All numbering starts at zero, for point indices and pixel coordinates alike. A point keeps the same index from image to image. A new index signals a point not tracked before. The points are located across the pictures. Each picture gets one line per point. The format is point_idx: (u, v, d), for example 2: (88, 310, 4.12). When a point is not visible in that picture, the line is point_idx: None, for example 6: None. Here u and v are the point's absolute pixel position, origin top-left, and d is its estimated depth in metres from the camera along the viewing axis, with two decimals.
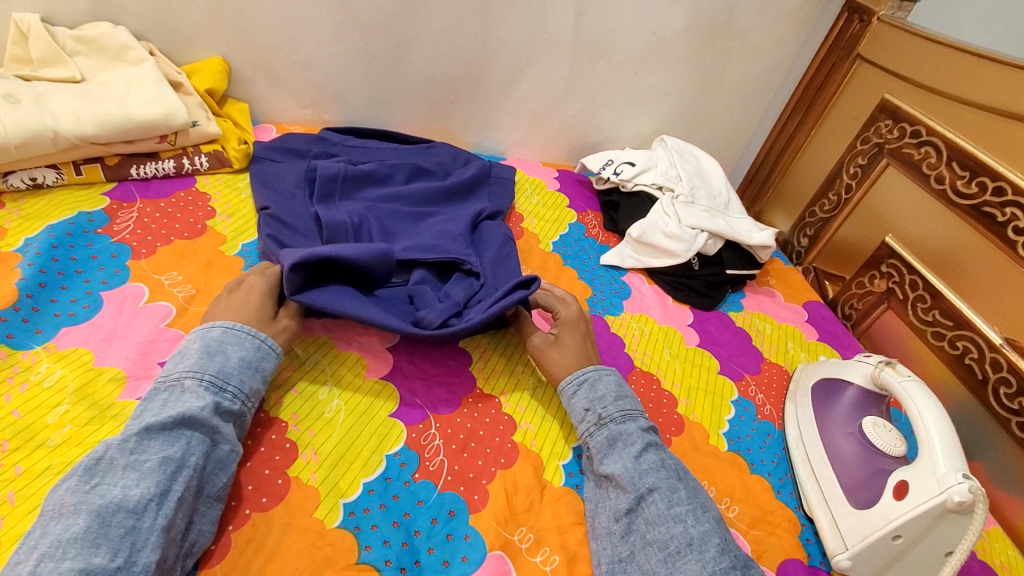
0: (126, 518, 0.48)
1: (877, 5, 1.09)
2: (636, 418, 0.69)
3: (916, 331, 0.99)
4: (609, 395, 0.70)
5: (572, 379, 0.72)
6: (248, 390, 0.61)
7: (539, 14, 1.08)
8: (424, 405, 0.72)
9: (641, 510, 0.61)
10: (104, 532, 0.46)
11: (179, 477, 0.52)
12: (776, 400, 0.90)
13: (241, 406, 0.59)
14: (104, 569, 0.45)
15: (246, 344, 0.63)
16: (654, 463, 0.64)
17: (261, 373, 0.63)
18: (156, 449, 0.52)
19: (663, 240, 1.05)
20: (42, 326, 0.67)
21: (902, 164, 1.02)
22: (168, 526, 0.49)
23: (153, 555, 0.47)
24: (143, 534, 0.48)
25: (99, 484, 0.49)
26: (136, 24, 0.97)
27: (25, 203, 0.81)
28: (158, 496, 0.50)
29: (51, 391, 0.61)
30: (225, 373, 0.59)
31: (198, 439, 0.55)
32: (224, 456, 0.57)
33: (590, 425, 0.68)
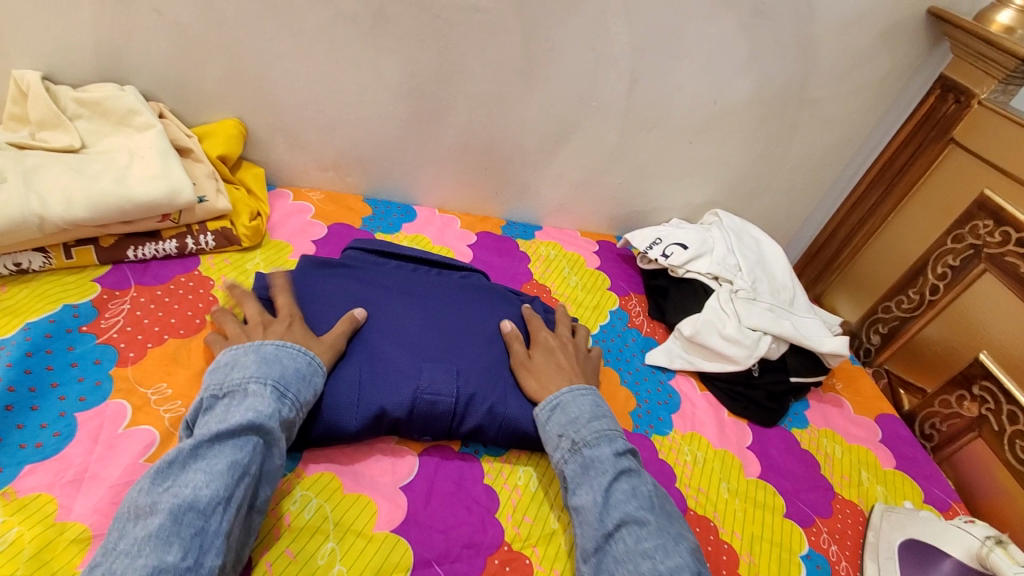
0: (196, 519, 0.49)
1: (978, 86, 0.95)
2: (610, 440, 0.65)
3: (1012, 472, 0.84)
4: (582, 417, 0.67)
5: (544, 404, 0.70)
6: (305, 396, 0.61)
7: (588, 82, 0.97)
8: (443, 572, 0.61)
9: (609, 547, 0.58)
10: (177, 531, 0.48)
11: (243, 484, 0.53)
12: (853, 555, 0.76)
13: (298, 413, 0.60)
14: (175, 569, 0.46)
15: (300, 357, 0.63)
16: (625, 494, 0.61)
17: (315, 386, 0.63)
18: (224, 452, 0.53)
19: (720, 342, 0.92)
20: (2, 464, 0.57)
21: (1005, 275, 0.88)
22: (231, 531, 0.50)
23: (217, 559, 0.49)
24: (210, 537, 0.49)
25: (172, 486, 0.51)
26: (147, 82, 0.88)
27: (6, 291, 0.72)
28: (224, 501, 0.51)
29: (1, 559, 0.51)
30: (285, 380, 0.60)
31: (259, 446, 0.55)
32: (277, 465, 0.57)
33: (565, 451, 0.65)
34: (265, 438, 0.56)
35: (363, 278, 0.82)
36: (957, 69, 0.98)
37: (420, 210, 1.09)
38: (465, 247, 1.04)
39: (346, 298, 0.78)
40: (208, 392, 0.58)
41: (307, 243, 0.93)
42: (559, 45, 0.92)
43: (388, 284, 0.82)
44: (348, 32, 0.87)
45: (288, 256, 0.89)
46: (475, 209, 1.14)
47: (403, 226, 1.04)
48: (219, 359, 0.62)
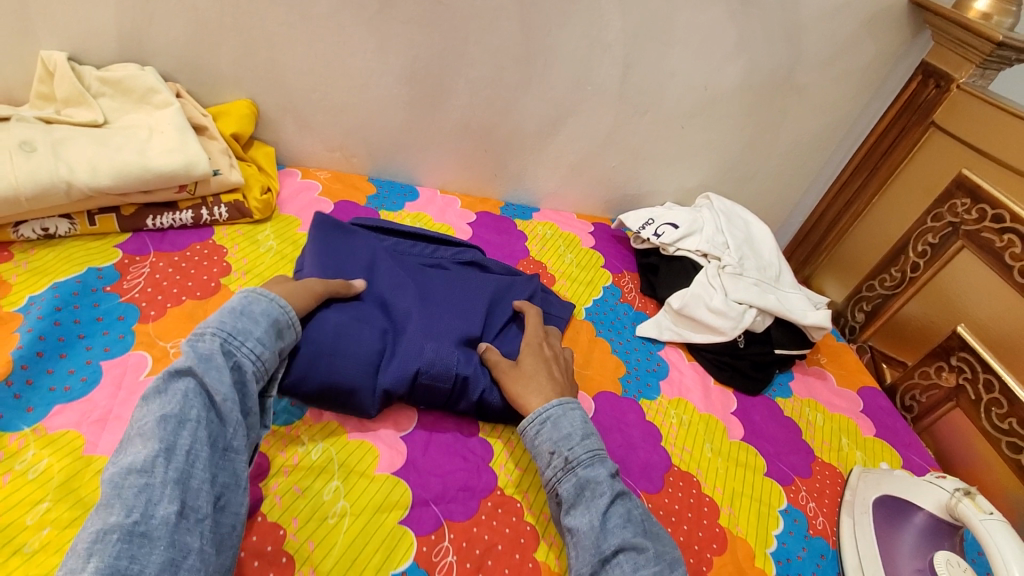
0: (136, 478, 0.48)
1: (957, 71, 0.99)
2: (603, 460, 0.65)
3: (988, 438, 0.88)
4: (575, 434, 0.67)
5: (535, 416, 0.68)
6: (235, 331, 0.59)
7: (584, 67, 1.01)
8: (439, 510, 0.65)
9: (606, 572, 0.58)
10: (120, 494, 0.47)
11: (182, 431, 0.51)
12: (830, 512, 0.80)
13: (232, 346, 0.58)
14: (122, 526, 0.45)
15: (232, 299, 0.63)
16: (621, 518, 0.61)
17: (251, 315, 0.61)
18: (153, 410, 0.52)
19: (707, 314, 0.96)
20: (34, 403, 0.62)
21: (981, 249, 0.92)
22: (181, 476, 0.49)
23: (170, 506, 0.47)
24: (156, 488, 0.48)
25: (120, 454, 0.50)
26: (165, 65, 0.93)
27: (34, 254, 0.77)
28: (163, 452, 0.50)
29: (34, 484, 0.56)
30: (205, 324, 0.59)
31: (191, 390, 0.54)
32: (229, 404, 0.55)
33: (557, 469, 0.65)
34: (197, 382, 0.55)
35: (376, 252, 0.84)
36: (938, 55, 1.02)
37: (422, 191, 1.14)
38: (465, 225, 1.09)
39: (361, 269, 0.81)
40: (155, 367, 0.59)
41: (315, 218, 0.98)
42: (555, 31, 0.96)
43: (398, 262, 0.86)
44: (355, 17, 0.92)
45: (297, 229, 0.94)
46: (476, 190, 1.19)
47: (406, 205, 1.08)
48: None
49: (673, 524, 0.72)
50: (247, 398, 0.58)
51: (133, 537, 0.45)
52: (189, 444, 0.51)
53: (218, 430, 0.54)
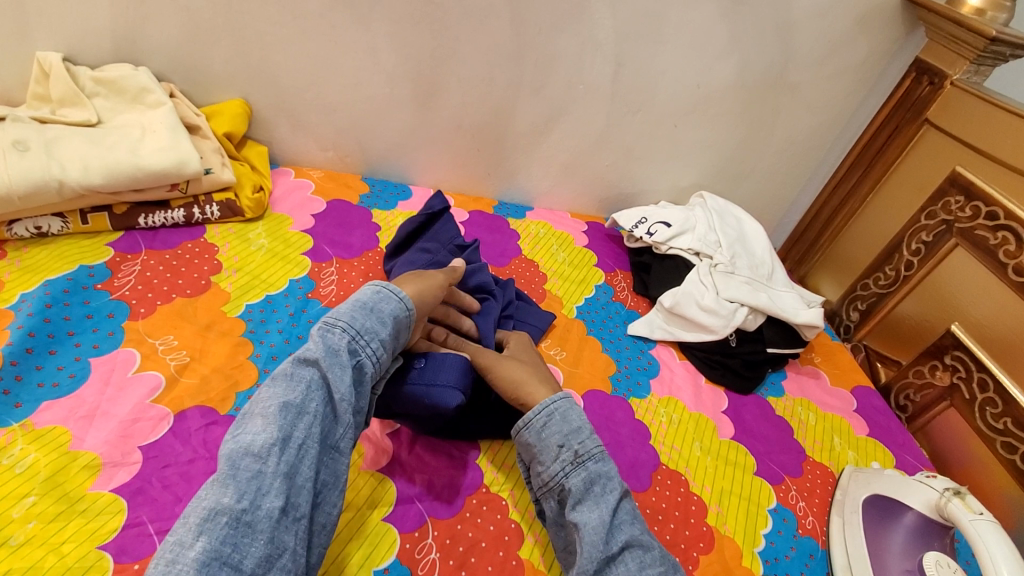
0: (253, 462, 0.51)
1: (951, 67, 0.99)
2: (609, 457, 0.66)
3: (983, 438, 0.87)
4: (584, 429, 0.66)
5: (543, 407, 0.67)
6: (364, 330, 0.61)
7: (576, 66, 1.01)
8: (424, 507, 0.65)
9: (612, 568, 0.58)
10: (236, 475, 0.50)
11: (299, 423, 0.54)
12: (820, 511, 0.80)
13: (354, 346, 0.61)
14: (231, 510, 0.48)
15: (366, 291, 0.65)
16: (629, 515, 0.62)
17: (377, 314, 0.63)
18: (278, 393, 0.55)
19: (698, 313, 0.96)
20: (23, 399, 0.63)
21: (975, 247, 0.92)
22: (290, 472, 0.52)
23: (275, 501, 0.50)
24: (267, 479, 0.51)
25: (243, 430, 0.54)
26: (159, 65, 0.94)
27: (27, 252, 0.78)
28: (280, 441, 0.52)
29: (20, 479, 0.56)
30: (337, 316, 0.62)
31: (316, 383, 0.57)
32: (343, 405, 0.58)
33: (566, 463, 0.64)
34: (320, 375, 0.58)
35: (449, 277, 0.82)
36: (932, 52, 1.02)
37: (415, 190, 1.14)
38: (458, 224, 1.09)
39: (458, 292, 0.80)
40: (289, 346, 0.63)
41: (307, 217, 0.98)
42: (546, 29, 0.96)
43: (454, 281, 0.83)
44: (346, 16, 0.92)
45: (288, 228, 0.95)
46: (470, 189, 1.19)
47: (399, 203, 1.09)
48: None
49: (659, 522, 0.72)
50: (359, 399, 0.61)
51: (240, 524, 0.48)
52: (303, 438, 0.54)
53: (329, 427, 0.57)
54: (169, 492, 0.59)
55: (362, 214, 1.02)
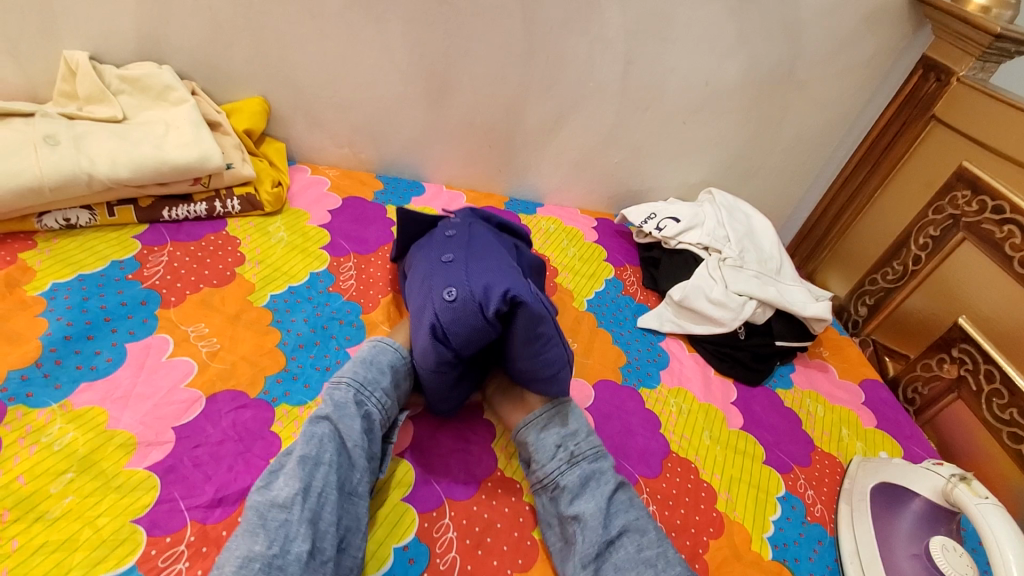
0: (278, 513, 0.54)
1: (958, 64, 1.00)
2: (604, 456, 0.70)
3: (990, 430, 0.88)
4: (579, 432, 0.71)
5: (538, 412, 0.71)
6: (367, 382, 0.67)
7: (586, 63, 1.03)
8: (441, 489, 0.67)
9: (609, 554, 0.61)
10: (264, 526, 0.53)
11: (317, 472, 0.58)
12: (828, 499, 0.81)
13: (361, 396, 0.66)
14: (263, 556, 0.51)
15: (366, 348, 0.72)
16: (625, 504, 0.65)
17: (379, 366, 0.70)
18: (296, 450, 0.60)
19: (707, 306, 0.98)
20: (61, 381, 0.65)
21: (981, 241, 0.93)
22: (313, 518, 0.55)
23: (303, 545, 0.53)
24: (293, 526, 0.54)
25: (269, 485, 0.58)
26: (182, 63, 0.97)
27: (58, 243, 0.81)
28: (301, 492, 0.56)
29: (59, 456, 0.59)
30: (344, 373, 0.68)
31: (329, 434, 0.61)
32: (357, 450, 0.62)
33: (562, 462, 0.67)
34: (333, 428, 0.62)
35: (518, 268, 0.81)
36: (938, 49, 1.03)
37: (428, 186, 1.16)
38: None
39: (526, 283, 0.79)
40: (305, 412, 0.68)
41: (323, 212, 1.01)
42: (557, 29, 0.98)
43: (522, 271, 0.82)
44: (362, 16, 0.95)
45: (306, 222, 0.97)
46: (482, 186, 1.21)
47: (412, 199, 1.11)
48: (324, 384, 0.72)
49: (670, 507, 0.74)
50: (372, 445, 0.65)
51: (272, 568, 0.51)
52: (323, 484, 0.58)
53: (346, 474, 0.60)
54: (199, 471, 0.61)
55: (377, 210, 1.05)
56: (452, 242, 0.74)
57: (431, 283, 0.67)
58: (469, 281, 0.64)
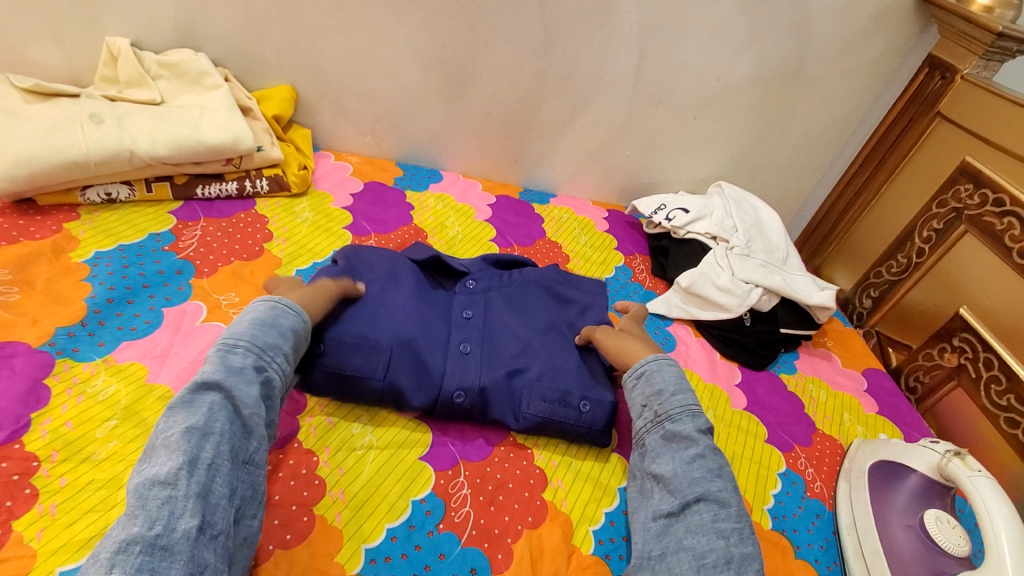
0: (160, 489, 0.49)
1: (962, 62, 1.03)
2: (695, 417, 0.69)
3: (988, 416, 0.90)
4: (666, 390, 0.71)
5: (632, 372, 0.74)
6: (267, 347, 0.61)
7: (601, 58, 1.07)
8: (456, 450, 0.71)
9: (683, 516, 0.62)
10: (143, 504, 0.48)
11: (206, 444, 0.52)
12: (828, 477, 0.84)
13: (258, 361, 0.60)
14: (144, 538, 0.46)
15: (261, 307, 0.64)
16: (707, 472, 0.64)
17: (276, 329, 0.63)
18: (178, 423, 0.53)
19: (714, 292, 1.01)
20: (105, 339, 0.70)
21: (983, 233, 0.95)
22: (203, 491, 0.50)
23: (191, 521, 0.48)
24: (180, 501, 0.49)
25: (149, 461, 0.52)
26: (216, 51, 1.02)
27: (99, 215, 0.86)
28: (187, 464, 0.51)
29: (103, 405, 0.63)
30: (234, 335, 0.61)
31: (218, 403, 0.55)
32: (252, 417, 0.57)
33: (647, 421, 0.71)
34: (224, 395, 0.56)
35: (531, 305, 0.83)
36: (943, 48, 1.06)
37: (446, 175, 1.21)
38: (486, 206, 1.15)
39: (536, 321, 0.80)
40: None
41: (346, 195, 1.05)
42: (574, 24, 1.02)
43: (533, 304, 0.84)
44: (388, 8, 0.99)
45: (330, 204, 1.02)
46: (497, 175, 1.25)
47: (430, 186, 1.15)
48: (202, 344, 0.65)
49: None
50: (269, 411, 0.60)
51: (156, 549, 0.46)
52: (214, 456, 0.52)
53: (241, 444, 0.55)
54: None
55: (397, 195, 1.09)
56: (470, 323, 0.77)
57: (437, 364, 0.71)
58: (480, 385, 0.71)
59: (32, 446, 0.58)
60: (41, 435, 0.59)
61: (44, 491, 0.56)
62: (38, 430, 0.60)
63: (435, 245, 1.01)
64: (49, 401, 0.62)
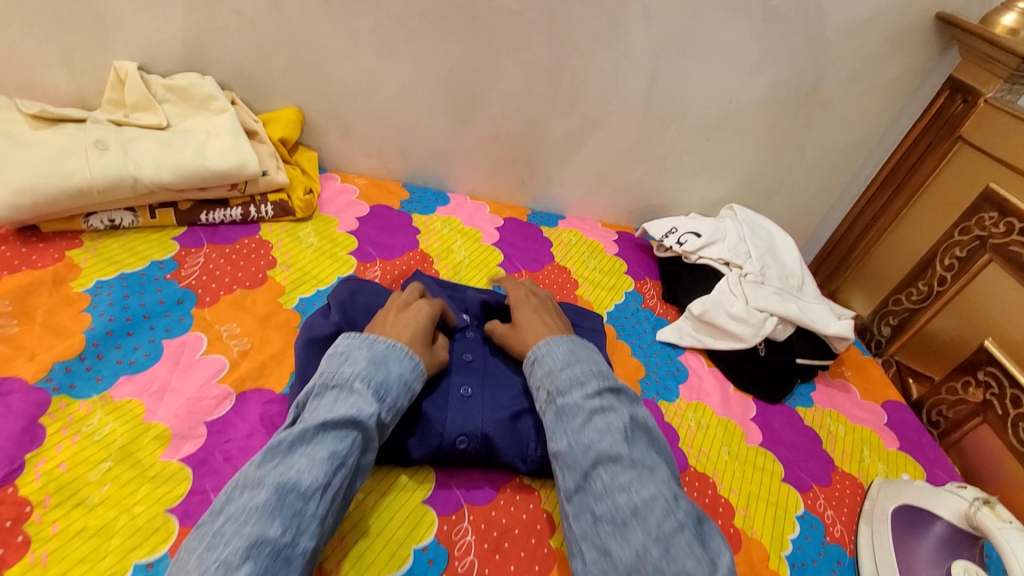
0: (297, 500, 0.51)
1: (985, 85, 1.00)
2: (582, 384, 0.65)
3: (1017, 456, 0.86)
4: (555, 367, 0.68)
5: (526, 360, 0.71)
6: (402, 402, 0.62)
7: (611, 80, 1.05)
8: (460, 493, 0.68)
9: (590, 485, 0.59)
10: (281, 508, 0.50)
11: (339, 475, 0.54)
12: (849, 520, 0.80)
13: (394, 416, 0.61)
14: (275, 544, 0.48)
15: (406, 363, 0.64)
16: (600, 431, 0.61)
17: (412, 392, 0.63)
18: (326, 441, 0.55)
19: (727, 321, 0.98)
20: (103, 373, 0.68)
21: (1008, 263, 0.92)
22: (324, 519, 0.52)
23: (309, 543, 0.51)
24: (307, 520, 0.51)
25: (284, 459, 0.53)
26: (223, 74, 1.02)
27: (102, 242, 0.85)
28: (322, 488, 0.52)
29: (99, 445, 0.61)
30: (386, 384, 0.61)
31: (358, 440, 0.57)
32: (372, 458, 0.59)
33: (542, 402, 0.66)
34: (364, 434, 0.57)
35: None
36: (965, 70, 1.03)
37: (453, 196, 1.19)
38: (494, 229, 1.13)
39: None
40: (320, 378, 0.60)
41: (352, 219, 1.04)
42: (583, 45, 1.01)
43: None
44: (395, 30, 0.98)
45: (335, 228, 1.00)
46: (505, 197, 1.24)
47: (438, 209, 1.13)
48: (334, 347, 0.64)
49: None
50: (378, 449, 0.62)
51: (279, 558, 0.48)
52: (337, 488, 0.54)
53: (352, 478, 0.57)
54: (229, 464, 0.63)
55: (403, 219, 1.07)
56: (471, 366, 0.75)
57: (438, 412, 0.69)
58: (483, 428, 0.69)
59: (24, 490, 0.57)
60: (34, 478, 0.58)
61: (35, 538, 0.54)
62: (31, 472, 0.58)
63: (441, 271, 0.99)
64: (44, 440, 0.61)
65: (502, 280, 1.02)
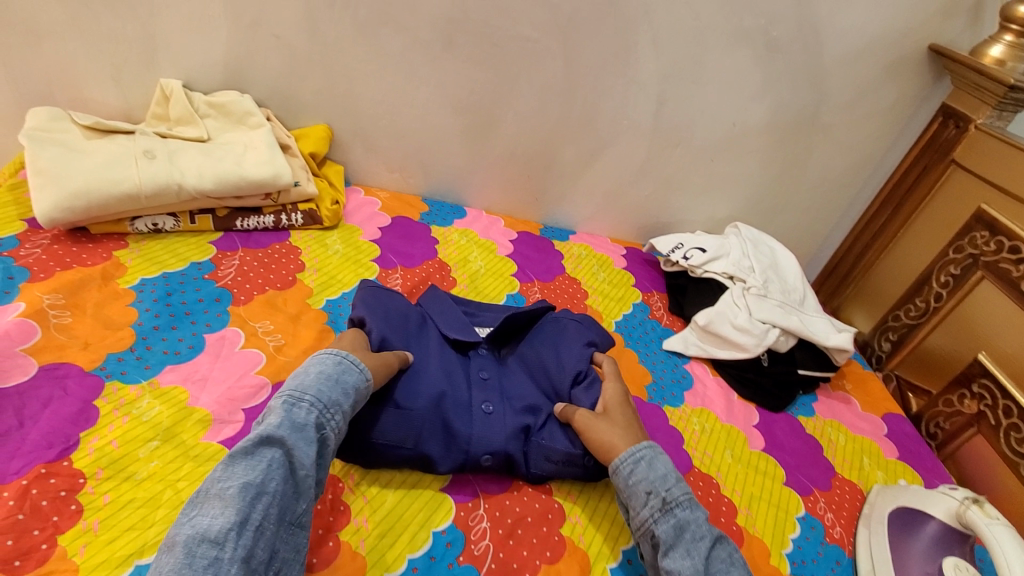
0: (208, 550, 0.49)
1: (975, 112, 1.06)
2: (698, 504, 0.67)
3: (1009, 464, 0.89)
4: (669, 476, 0.68)
5: (629, 455, 0.69)
6: (329, 403, 0.61)
7: (621, 103, 1.12)
8: (476, 483, 0.72)
9: None
10: (190, 564, 0.48)
11: (258, 504, 0.53)
12: (848, 523, 0.83)
13: (319, 418, 0.60)
14: None
15: (325, 360, 0.65)
16: (724, 562, 0.62)
17: (341, 385, 0.63)
18: (237, 474, 0.54)
19: (731, 331, 1.02)
20: (150, 362, 0.74)
21: (999, 279, 0.96)
22: (246, 557, 0.50)
23: None
24: (224, 565, 0.49)
25: (197, 511, 0.52)
26: (260, 93, 1.09)
27: (146, 244, 0.91)
28: (237, 525, 0.51)
29: (147, 425, 0.66)
30: (302, 388, 0.61)
31: (277, 460, 0.56)
32: (304, 478, 0.57)
33: (654, 509, 0.65)
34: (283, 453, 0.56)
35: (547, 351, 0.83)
36: (957, 98, 1.09)
37: (469, 211, 1.25)
38: (508, 242, 1.19)
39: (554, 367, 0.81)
40: None
41: (375, 229, 1.10)
42: (595, 70, 1.07)
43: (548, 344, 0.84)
44: (420, 54, 1.05)
45: (359, 237, 1.06)
46: (518, 212, 1.30)
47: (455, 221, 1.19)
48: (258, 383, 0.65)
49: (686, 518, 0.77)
50: (319, 470, 0.60)
51: None
52: (261, 519, 0.53)
53: (286, 503, 0.56)
54: None
55: (422, 230, 1.13)
56: (489, 384, 0.78)
57: (464, 427, 0.71)
58: (506, 445, 0.71)
59: (78, 463, 0.61)
60: (88, 453, 0.62)
61: (88, 507, 0.58)
62: (85, 448, 0.63)
63: (458, 279, 1.04)
64: (97, 420, 0.65)
65: (516, 289, 1.07)
